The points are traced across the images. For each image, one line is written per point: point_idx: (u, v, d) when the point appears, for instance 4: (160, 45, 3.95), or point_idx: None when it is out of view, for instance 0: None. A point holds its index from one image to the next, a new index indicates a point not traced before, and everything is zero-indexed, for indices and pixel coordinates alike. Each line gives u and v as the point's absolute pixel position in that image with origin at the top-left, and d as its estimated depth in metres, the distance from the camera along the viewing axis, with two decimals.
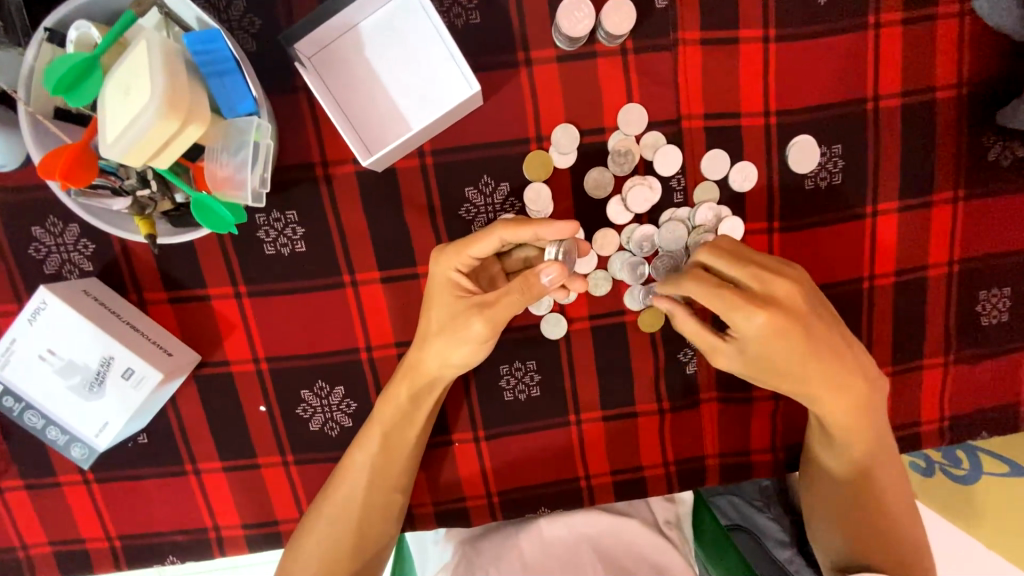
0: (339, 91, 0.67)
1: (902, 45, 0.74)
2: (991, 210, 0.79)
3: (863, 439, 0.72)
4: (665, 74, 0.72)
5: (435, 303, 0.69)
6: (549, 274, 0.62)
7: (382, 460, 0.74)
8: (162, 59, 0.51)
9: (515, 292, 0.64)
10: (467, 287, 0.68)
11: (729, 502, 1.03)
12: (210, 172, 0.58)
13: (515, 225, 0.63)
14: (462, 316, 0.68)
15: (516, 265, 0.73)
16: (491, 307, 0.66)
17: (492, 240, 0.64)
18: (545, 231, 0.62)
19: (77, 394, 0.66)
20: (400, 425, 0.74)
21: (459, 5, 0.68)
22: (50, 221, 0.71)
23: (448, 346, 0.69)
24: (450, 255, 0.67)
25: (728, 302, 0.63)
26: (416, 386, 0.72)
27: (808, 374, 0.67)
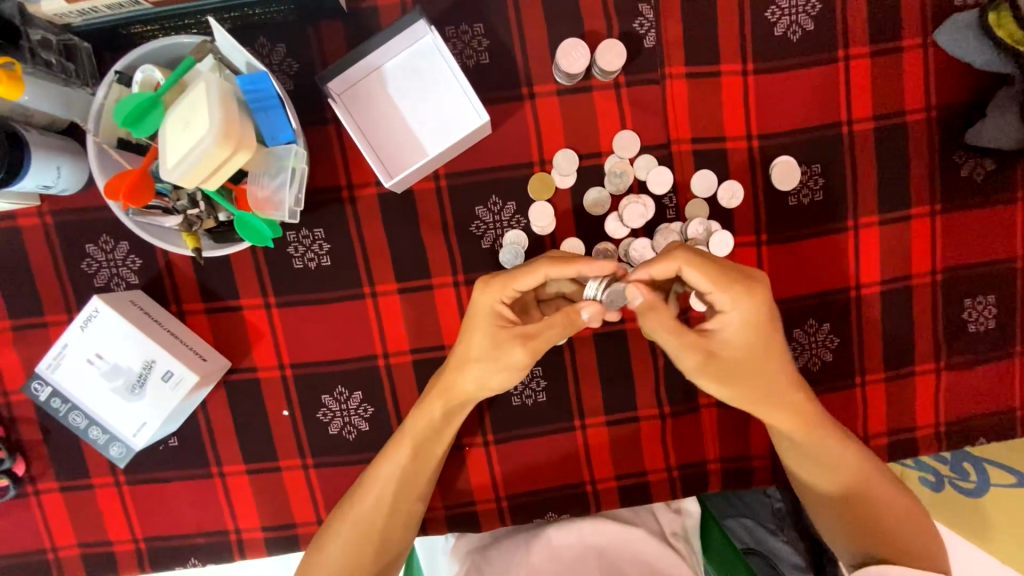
0: (365, 123, 0.76)
1: (871, 76, 0.81)
2: (968, 222, 0.84)
3: (818, 434, 0.75)
4: (655, 103, 0.80)
5: (476, 331, 0.72)
6: (589, 311, 0.70)
7: (410, 470, 0.77)
8: (219, 96, 0.60)
9: (557, 325, 0.70)
10: (508, 317, 0.72)
11: (741, 524, 1.05)
12: (252, 193, 0.66)
13: (562, 264, 0.68)
14: (504, 345, 0.72)
15: (547, 295, 0.78)
16: (534, 337, 0.70)
17: (539, 276, 0.69)
18: (586, 269, 0.68)
19: (119, 395, 0.72)
20: (431, 439, 0.77)
21: (470, 48, 0.78)
22: (102, 239, 0.80)
23: (488, 372, 0.73)
24: (496, 287, 0.70)
25: (726, 283, 0.68)
26: (450, 406, 0.76)
27: (762, 367, 0.71)
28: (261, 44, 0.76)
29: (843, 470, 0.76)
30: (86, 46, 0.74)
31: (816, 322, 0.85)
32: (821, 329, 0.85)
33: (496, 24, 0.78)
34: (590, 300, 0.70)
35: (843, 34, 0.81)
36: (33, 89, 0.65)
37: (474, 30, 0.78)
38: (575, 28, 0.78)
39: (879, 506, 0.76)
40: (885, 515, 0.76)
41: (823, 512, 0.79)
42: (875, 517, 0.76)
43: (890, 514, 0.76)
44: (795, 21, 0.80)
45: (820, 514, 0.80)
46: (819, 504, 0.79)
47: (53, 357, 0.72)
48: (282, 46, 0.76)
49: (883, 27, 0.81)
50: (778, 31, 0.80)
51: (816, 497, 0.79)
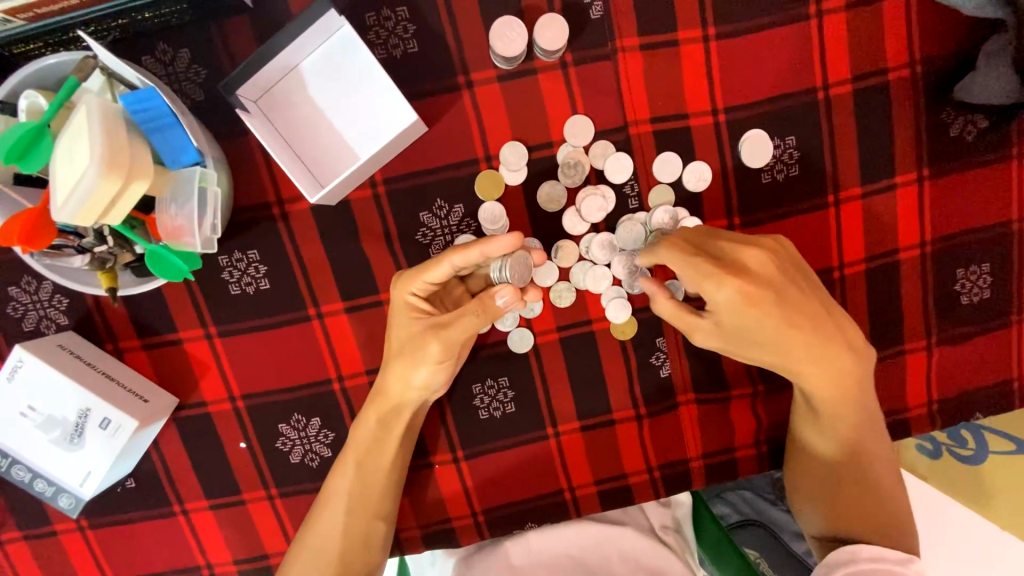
0: (287, 130, 0.69)
1: (847, 31, 0.73)
2: (958, 187, 0.77)
3: (846, 405, 0.71)
4: (608, 82, 0.72)
5: (395, 326, 0.70)
6: (502, 296, 0.65)
7: (360, 487, 0.75)
8: (99, 122, 0.53)
9: (469, 313, 0.66)
10: (425, 309, 0.69)
11: (740, 497, 1.01)
12: (161, 224, 0.60)
13: (464, 250, 0.64)
14: (420, 338, 0.69)
15: (478, 285, 0.75)
16: (448, 328, 0.67)
17: (445, 265, 0.65)
18: (490, 249, 0.63)
19: (59, 446, 0.68)
20: (373, 452, 0.74)
21: (396, 36, 0.70)
22: (24, 280, 0.74)
23: (409, 369, 0.70)
24: (405, 279, 0.67)
25: (699, 269, 0.64)
26: (383, 412, 0.73)
27: (780, 344, 0.66)
28: (162, 51, 0.68)
29: (850, 432, 0.72)
30: None
31: None
32: None
33: (422, 5, 0.69)
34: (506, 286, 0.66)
35: None
36: None
37: (398, 15, 0.69)
38: (512, 3, 0.69)
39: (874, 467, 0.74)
40: (873, 477, 0.74)
41: (811, 478, 0.76)
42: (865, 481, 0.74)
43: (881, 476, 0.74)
44: None
45: (807, 479, 0.77)
46: (812, 467, 0.76)
47: None
48: (185, 50, 0.68)
49: None
50: None
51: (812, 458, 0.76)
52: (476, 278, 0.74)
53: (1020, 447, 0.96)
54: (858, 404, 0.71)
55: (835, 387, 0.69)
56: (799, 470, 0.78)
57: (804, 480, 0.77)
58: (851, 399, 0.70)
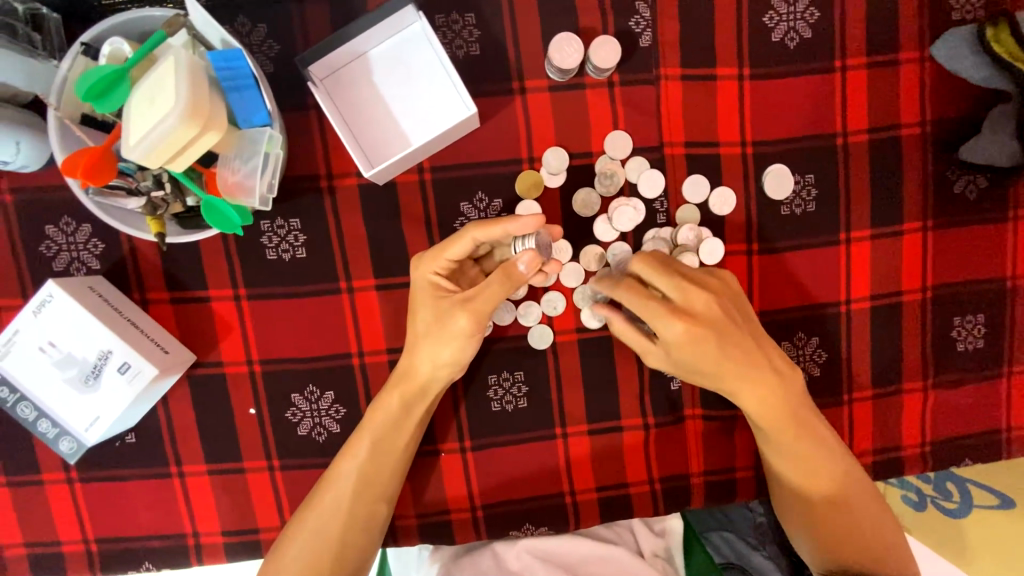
0: (347, 110, 0.72)
1: (867, 87, 0.80)
2: (959, 239, 0.83)
3: (800, 427, 0.74)
4: (649, 105, 0.78)
5: (419, 306, 0.72)
6: (524, 261, 0.65)
7: (370, 469, 0.74)
8: (187, 72, 0.56)
9: (494, 283, 0.67)
10: (448, 288, 0.71)
11: (722, 537, 1.01)
12: (222, 177, 0.62)
13: (487, 225, 0.67)
14: (446, 314, 0.70)
15: (492, 266, 0.76)
16: (474, 300, 0.68)
17: (468, 241, 0.68)
18: (512, 226, 0.67)
19: (72, 386, 0.68)
20: (390, 433, 0.74)
21: (461, 38, 0.75)
22: (63, 220, 0.75)
23: (436, 345, 0.71)
24: (427, 258, 0.70)
25: (655, 311, 0.67)
26: (404, 392, 0.74)
27: (721, 376, 0.71)
28: (241, 24, 0.73)
29: (823, 468, 0.76)
30: (55, 17, 0.71)
31: (805, 335, 0.83)
32: (810, 342, 0.84)
33: (488, 14, 0.75)
34: (526, 252, 0.66)
35: (841, 44, 0.79)
36: None
37: (465, 20, 0.75)
38: (571, 23, 0.76)
39: (855, 496, 0.76)
40: (864, 513, 0.76)
41: (794, 511, 0.79)
42: (846, 508, 0.76)
43: (859, 503, 0.77)
44: (793, 28, 0.79)
45: (790, 511, 0.79)
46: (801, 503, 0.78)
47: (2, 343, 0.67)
48: (262, 25, 0.73)
49: (881, 38, 0.80)
50: (776, 37, 0.79)
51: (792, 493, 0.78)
52: (489, 260, 0.76)
53: (1004, 503, 0.98)
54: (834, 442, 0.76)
55: (765, 411, 0.73)
56: (787, 507, 0.79)
57: (791, 517, 0.79)
58: (807, 426, 0.75)
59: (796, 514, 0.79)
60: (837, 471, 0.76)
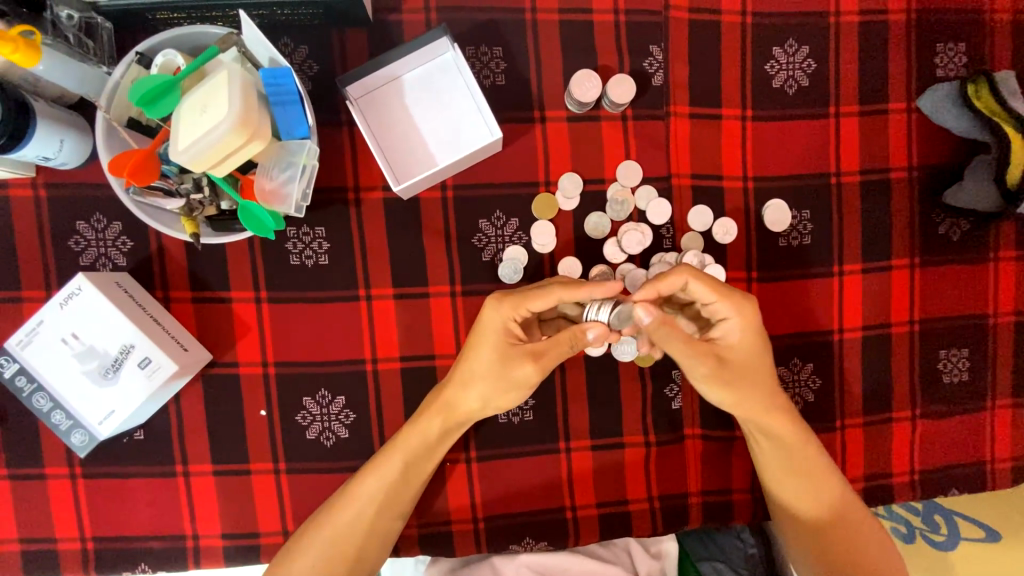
0: (378, 128, 0.77)
1: (858, 133, 0.87)
2: (943, 277, 0.89)
3: (810, 456, 0.79)
4: (660, 138, 0.84)
5: (485, 348, 0.73)
6: (593, 333, 0.69)
7: (397, 488, 0.76)
8: (239, 85, 0.61)
9: (564, 343, 0.71)
10: (518, 334, 0.74)
11: (713, 567, 0.97)
12: (259, 185, 0.66)
13: (575, 287, 0.71)
14: (512, 360, 0.73)
15: (551, 316, 0.80)
16: (544, 354, 0.72)
17: (552, 298, 0.71)
18: (598, 293, 0.71)
19: (91, 379, 0.69)
20: (422, 457, 0.76)
21: (488, 69, 0.81)
22: (95, 217, 0.78)
23: (494, 389, 0.74)
24: (508, 304, 0.72)
25: (729, 295, 0.73)
26: (450, 423, 0.76)
27: (762, 370, 0.76)
28: (284, 44, 0.78)
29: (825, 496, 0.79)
30: (107, 26, 0.75)
31: (800, 361, 0.87)
32: (805, 368, 0.87)
33: (514, 49, 0.81)
34: (598, 323, 0.69)
35: (835, 93, 0.86)
36: (50, 59, 0.65)
37: (493, 53, 0.81)
38: (590, 60, 0.82)
39: (853, 525, 0.79)
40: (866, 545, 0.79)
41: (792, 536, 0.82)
42: (845, 538, 0.79)
43: (860, 536, 0.79)
44: (792, 76, 0.86)
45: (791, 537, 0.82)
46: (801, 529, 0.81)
47: (25, 333, 0.68)
48: (304, 47, 0.78)
49: (871, 89, 0.87)
50: (776, 84, 0.86)
51: (791, 518, 0.81)
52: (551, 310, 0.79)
53: (989, 534, 1.00)
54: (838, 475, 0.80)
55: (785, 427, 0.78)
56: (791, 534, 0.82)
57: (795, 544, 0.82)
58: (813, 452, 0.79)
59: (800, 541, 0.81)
60: (836, 498, 0.80)
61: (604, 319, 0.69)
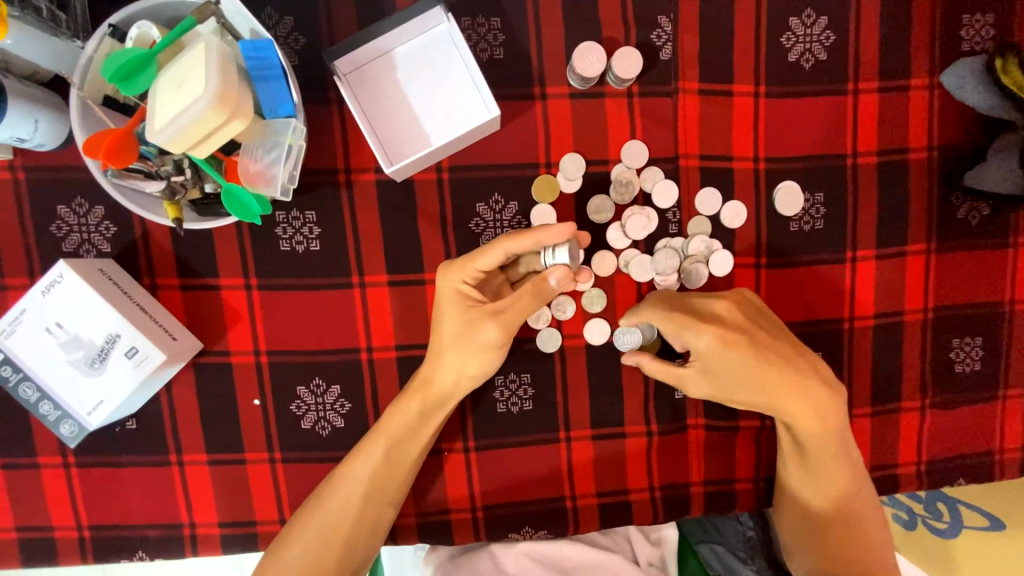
0: (368, 106, 0.72)
1: (877, 111, 0.82)
2: (960, 263, 0.85)
3: (831, 446, 0.75)
4: (667, 117, 0.79)
5: (446, 316, 0.72)
6: (556, 276, 0.67)
7: (383, 471, 0.74)
8: (217, 59, 0.57)
9: (526, 296, 0.69)
10: (478, 297, 0.71)
11: (712, 550, 0.96)
12: (244, 166, 0.63)
13: (518, 236, 0.66)
14: (475, 323, 0.71)
15: (518, 274, 0.76)
16: (506, 312, 0.70)
17: (498, 252, 0.67)
18: (544, 237, 0.66)
19: (77, 369, 0.67)
20: (407, 438, 0.75)
21: (485, 41, 0.76)
22: (76, 201, 0.75)
23: (464, 355, 0.72)
24: (456, 268, 0.69)
25: (682, 320, 0.71)
26: (428, 402, 0.74)
27: (761, 388, 0.72)
28: (268, 15, 0.73)
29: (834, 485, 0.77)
30: None
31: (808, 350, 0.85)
32: None
33: (513, 20, 0.76)
34: (558, 267, 0.67)
35: (855, 67, 0.81)
36: (18, 32, 0.61)
37: (490, 24, 0.76)
38: (594, 32, 0.77)
39: (855, 513, 0.78)
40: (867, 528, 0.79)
41: (794, 526, 0.81)
42: (846, 526, 0.79)
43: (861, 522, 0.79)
44: (808, 49, 0.81)
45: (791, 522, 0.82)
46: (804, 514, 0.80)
47: (7, 322, 0.66)
48: (289, 18, 0.74)
49: (893, 64, 0.82)
50: (792, 57, 0.80)
51: (792, 501, 0.81)
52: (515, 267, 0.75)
53: (992, 523, 0.99)
54: (851, 465, 0.78)
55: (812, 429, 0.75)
56: (793, 521, 0.81)
57: (795, 530, 0.82)
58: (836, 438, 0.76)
59: (804, 526, 0.80)
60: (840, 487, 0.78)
61: (563, 260, 0.67)
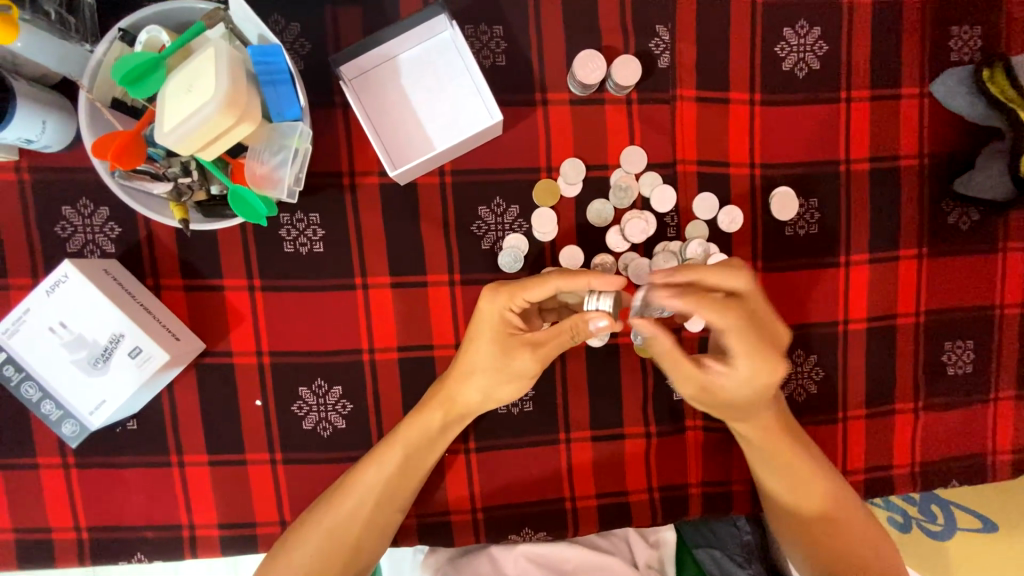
0: (373, 110, 0.74)
1: (869, 119, 0.84)
2: (951, 267, 0.87)
3: (786, 450, 0.78)
4: (665, 123, 0.81)
5: (483, 337, 0.72)
6: (598, 322, 0.66)
7: (398, 476, 0.75)
8: (227, 63, 0.58)
9: (564, 334, 0.69)
10: (516, 324, 0.72)
11: (709, 555, 0.95)
12: (251, 169, 0.63)
13: (573, 276, 0.68)
14: (510, 351, 0.72)
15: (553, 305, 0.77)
16: (543, 344, 0.71)
17: (549, 289, 0.68)
18: (597, 282, 0.68)
19: (80, 369, 0.67)
20: (424, 448, 0.76)
21: (488, 48, 0.78)
22: (81, 202, 0.75)
23: (494, 379, 0.74)
24: (504, 295, 0.70)
25: (754, 347, 0.69)
26: (452, 416, 0.76)
27: (754, 407, 0.75)
28: (275, 21, 0.75)
29: (814, 490, 0.79)
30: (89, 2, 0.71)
31: (804, 352, 0.86)
32: (808, 360, 0.86)
33: (516, 27, 0.78)
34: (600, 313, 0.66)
35: (847, 77, 0.84)
36: (28, 36, 0.62)
37: (493, 32, 0.78)
38: (594, 40, 0.79)
39: (857, 518, 0.79)
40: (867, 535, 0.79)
41: (780, 529, 0.82)
42: (843, 533, 0.79)
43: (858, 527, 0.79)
44: (802, 58, 0.83)
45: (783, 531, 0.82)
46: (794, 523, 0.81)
47: (11, 322, 0.66)
48: (296, 24, 0.75)
49: (884, 73, 0.84)
50: (786, 66, 0.83)
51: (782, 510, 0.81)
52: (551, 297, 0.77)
53: (987, 525, 1.00)
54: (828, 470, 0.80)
55: (766, 432, 0.77)
56: (783, 527, 0.82)
57: (787, 538, 0.82)
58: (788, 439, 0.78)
59: (798, 534, 0.81)
60: (829, 492, 0.79)
61: (606, 308, 0.66)
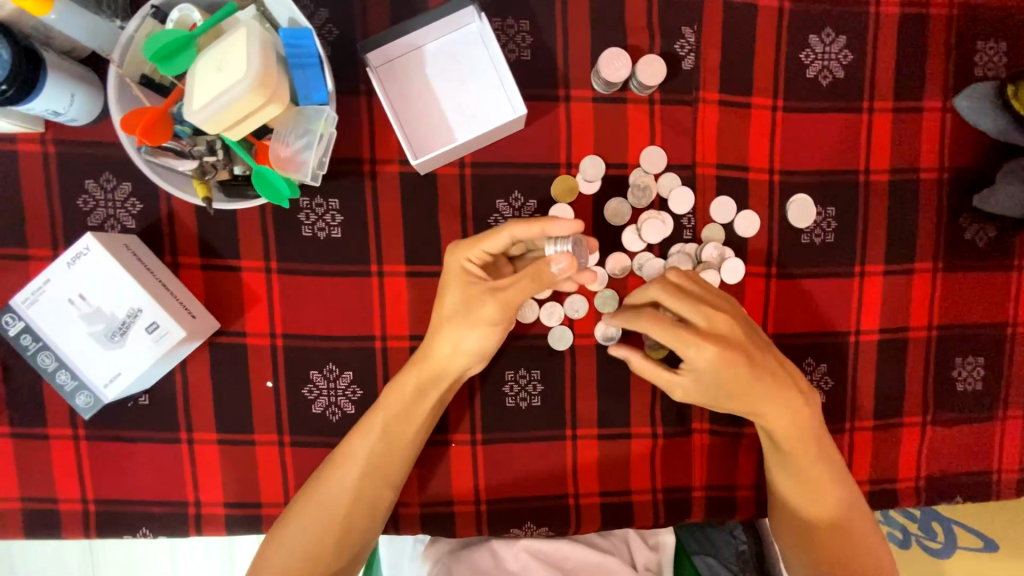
0: (397, 98, 0.74)
1: (890, 130, 0.84)
2: (965, 283, 0.87)
3: (804, 445, 0.77)
4: (686, 125, 0.81)
5: (449, 291, 0.73)
6: (557, 262, 0.65)
7: (380, 449, 0.75)
8: (259, 43, 0.58)
9: (524, 279, 0.68)
10: (481, 276, 0.72)
11: (705, 563, 0.96)
12: (275, 150, 0.65)
13: (527, 223, 0.67)
14: (475, 302, 0.71)
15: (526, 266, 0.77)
16: (504, 290, 0.70)
17: (503, 238, 0.68)
18: (550, 228, 0.67)
19: (97, 341, 0.68)
20: (403, 415, 0.75)
21: (514, 43, 0.78)
22: (104, 177, 0.76)
23: (461, 331, 0.73)
24: (463, 246, 0.71)
25: (684, 338, 0.70)
26: (425, 378, 0.75)
27: (756, 396, 0.73)
28: (304, 6, 0.75)
29: (826, 496, 0.78)
30: None
31: (814, 361, 0.86)
32: (818, 368, 0.86)
33: (542, 23, 0.78)
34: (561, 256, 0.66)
35: (870, 87, 0.84)
36: (63, 8, 0.63)
37: (520, 26, 0.78)
38: (619, 39, 0.79)
39: (854, 526, 0.79)
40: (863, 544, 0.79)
41: (785, 534, 0.82)
42: (839, 539, 0.79)
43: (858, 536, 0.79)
44: (826, 67, 0.83)
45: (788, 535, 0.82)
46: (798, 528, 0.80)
47: (31, 291, 0.67)
48: (325, 10, 0.76)
49: (907, 85, 0.84)
50: (810, 74, 0.83)
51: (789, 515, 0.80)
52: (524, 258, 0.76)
53: (988, 545, 1.00)
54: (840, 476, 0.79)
55: (788, 424, 0.75)
56: (788, 532, 0.81)
57: (792, 543, 0.82)
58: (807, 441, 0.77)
59: (800, 539, 0.81)
60: (836, 499, 0.79)
61: (566, 250, 0.66)
